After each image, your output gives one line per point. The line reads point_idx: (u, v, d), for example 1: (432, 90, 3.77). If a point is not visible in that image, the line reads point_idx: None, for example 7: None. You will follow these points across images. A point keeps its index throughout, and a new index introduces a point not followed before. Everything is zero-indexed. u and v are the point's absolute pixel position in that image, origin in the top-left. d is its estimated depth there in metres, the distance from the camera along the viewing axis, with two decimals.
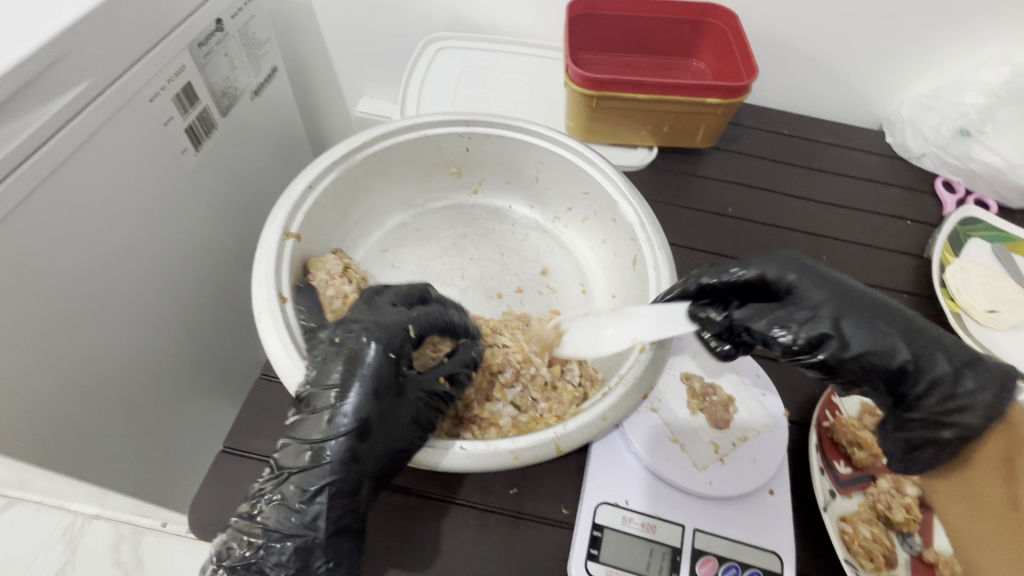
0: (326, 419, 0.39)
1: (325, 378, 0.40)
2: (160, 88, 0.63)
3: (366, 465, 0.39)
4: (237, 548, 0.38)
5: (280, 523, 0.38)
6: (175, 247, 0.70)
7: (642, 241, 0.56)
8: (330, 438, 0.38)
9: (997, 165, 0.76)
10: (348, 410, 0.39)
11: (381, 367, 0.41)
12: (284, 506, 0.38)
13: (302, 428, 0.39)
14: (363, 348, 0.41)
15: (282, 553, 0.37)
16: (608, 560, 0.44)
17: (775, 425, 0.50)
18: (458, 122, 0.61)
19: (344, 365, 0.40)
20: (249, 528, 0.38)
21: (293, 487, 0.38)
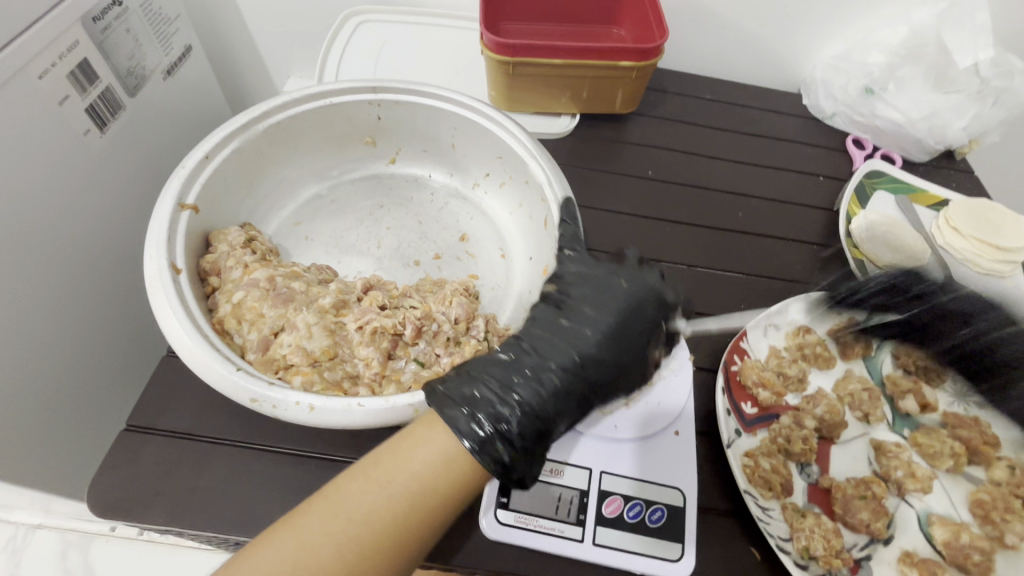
0: (596, 329, 0.44)
1: (601, 303, 0.46)
2: (49, 64, 0.60)
3: (597, 384, 0.43)
4: (481, 421, 0.37)
5: (531, 401, 0.40)
6: (82, 232, 0.67)
7: (551, 200, 0.57)
8: (596, 351, 0.43)
9: (898, 121, 0.80)
10: (604, 337, 0.44)
11: (648, 314, 0.46)
12: (542, 387, 0.41)
13: (542, 343, 0.43)
14: (621, 292, 0.47)
15: (514, 429, 0.38)
16: (518, 507, 0.45)
17: (679, 368, 0.53)
18: (366, 90, 0.61)
19: (609, 300, 0.46)
20: (474, 399, 0.38)
21: (537, 375, 0.41)
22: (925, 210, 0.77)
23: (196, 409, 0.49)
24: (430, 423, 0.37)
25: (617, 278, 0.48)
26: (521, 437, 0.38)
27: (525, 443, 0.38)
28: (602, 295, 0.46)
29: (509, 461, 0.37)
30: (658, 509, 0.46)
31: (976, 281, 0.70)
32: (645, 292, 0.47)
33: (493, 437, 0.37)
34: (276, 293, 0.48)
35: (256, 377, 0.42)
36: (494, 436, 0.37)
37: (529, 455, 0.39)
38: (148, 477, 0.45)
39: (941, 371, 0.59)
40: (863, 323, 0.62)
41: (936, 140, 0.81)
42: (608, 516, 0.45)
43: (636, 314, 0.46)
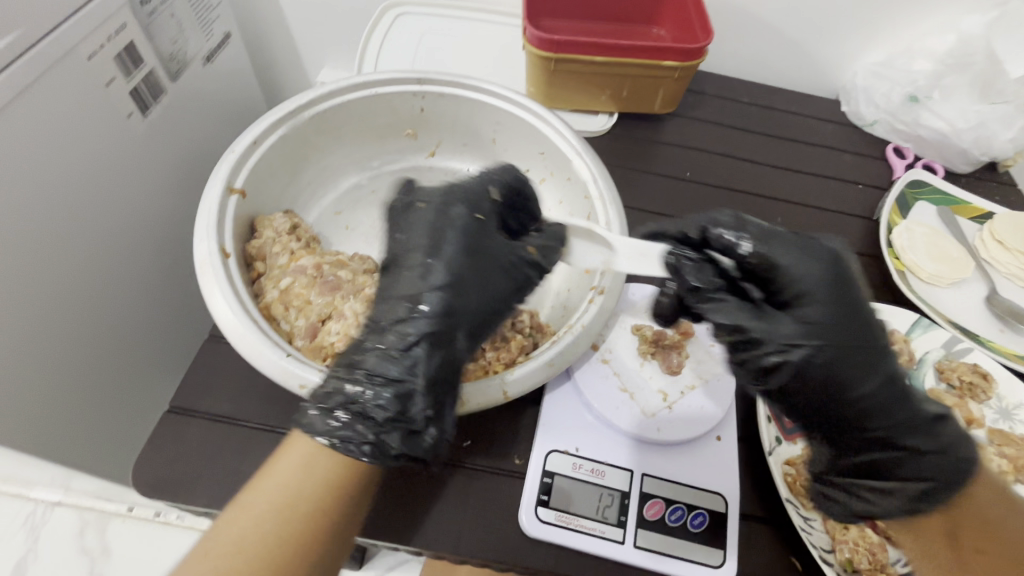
0: (421, 274, 0.41)
1: (418, 240, 0.42)
2: (99, 46, 0.60)
3: (447, 321, 0.40)
4: (337, 396, 0.38)
5: (377, 368, 0.38)
6: (124, 214, 0.67)
7: (595, 198, 0.56)
8: (427, 290, 0.40)
9: (943, 131, 0.79)
10: (438, 268, 0.41)
11: (461, 226, 0.43)
12: (389, 352, 0.38)
13: (380, 310, 0.41)
14: (446, 213, 0.43)
15: (382, 400, 0.37)
16: (558, 505, 0.45)
17: (722, 373, 0.52)
18: (412, 81, 0.61)
19: (436, 229, 0.42)
20: (327, 396, 0.38)
21: (393, 335, 0.39)
22: (968, 223, 0.75)
23: (237, 393, 0.49)
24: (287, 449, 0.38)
25: (429, 200, 0.44)
26: (378, 410, 0.37)
27: (390, 412, 0.37)
28: (419, 227, 0.43)
29: (376, 436, 0.37)
30: (700, 514, 0.45)
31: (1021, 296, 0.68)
32: (460, 204, 0.44)
33: (347, 423, 0.37)
34: (323, 281, 0.48)
35: (305, 363, 0.42)
36: (352, 422, 0.37)
37: (409, 418, 0.38)
38: (193, 458, 0.45)
39: (991, 384, 0.57)
40: (905, 335, 0.61)
41: (981, 151, 0.79)
42: (649, 518, 0.45)
43: (474, 243, 0.43)
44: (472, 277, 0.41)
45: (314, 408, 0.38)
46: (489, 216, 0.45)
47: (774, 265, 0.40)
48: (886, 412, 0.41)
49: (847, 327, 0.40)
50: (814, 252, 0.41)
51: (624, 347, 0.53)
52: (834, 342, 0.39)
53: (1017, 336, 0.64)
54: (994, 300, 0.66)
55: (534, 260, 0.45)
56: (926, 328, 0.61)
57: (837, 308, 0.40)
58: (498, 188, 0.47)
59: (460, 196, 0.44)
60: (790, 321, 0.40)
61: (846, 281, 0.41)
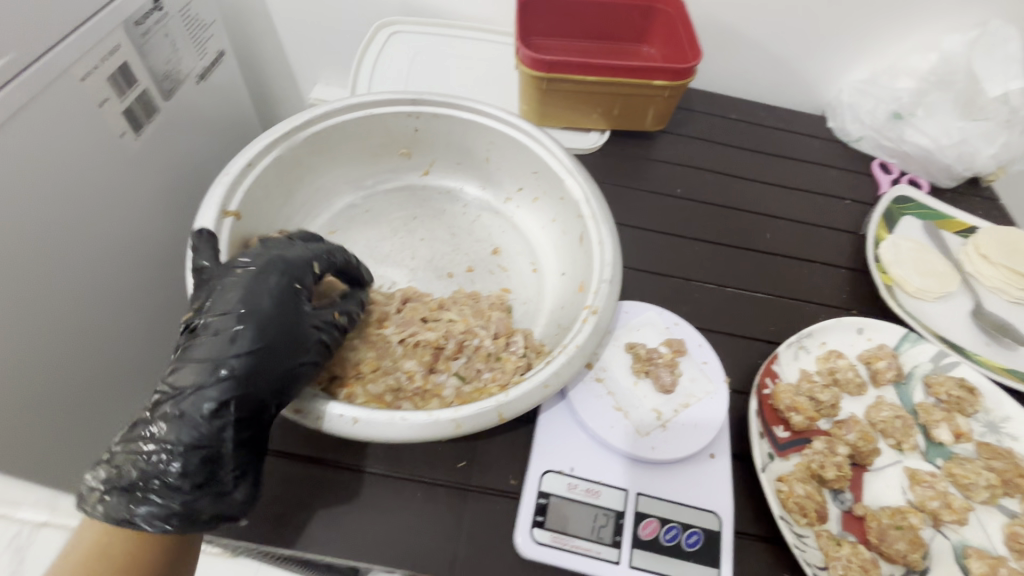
0: (226, 341, 0.39)
1: (227, 306, 0.40)
2: (93, 66, 0.60)
3: (251, 386, 0.39)
4: (133, 468, 0.37)
5: (181, 437, 0.37)
6: (115, 233, 0.67)
7: (588, 217, 0.57)
8: (232, 356, 0.38)
9: (927, 147, 0.80)
10: (244, 333, 0.39)
11: (278, 294, 0.42)
12: (192, 421, 0.37)
13: (174, 376, 0.38)
14: (259, 281, 0.42)
15: (183, 466, 0.37)
16: (553, 526, 0.45)
17: (716, 391, 0.52)
18: (405, 102, 0.61)
19: (261, 299, 0.41)
20: (118, 476, 0.38)
21: (191, 405, 0.37)
22: (953, 238, 0.77)
23: None
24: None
25: (244, 265, 0.43)
26: (183, 480, 0.37)
27: (195, 481, 0.38)
28: (233, 294, 0.41)
29: (182, 504, 0.38)
30: (694, 533, 0.46)
31: (1006, 310, 0.69)
32: (277, 274, 0.43)
33: (145, 500, 0.37)
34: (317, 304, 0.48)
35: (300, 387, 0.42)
36: (155, 493, 0.37)
37: (218, 483, 0.39)
38: None
39: (977, 399, 0.57)
40: (893, 349, 0.62)
41: (965, 166, 0.81)
42: (643, 538, 0.45)
43: (290, 311, 0.42)
44: (281, 345, 0.40)
45: (101, 488, 0.38)
46: (308, 287, 0.45)
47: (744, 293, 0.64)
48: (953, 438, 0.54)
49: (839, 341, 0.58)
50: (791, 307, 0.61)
51: (612, 364, 0.54)
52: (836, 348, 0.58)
53: (1003, 349, 0.66)
54: (980, 315, 0.67)
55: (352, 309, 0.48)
56: (914, 342, 0.62)
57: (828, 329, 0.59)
58: (322, 263, 0.47)
59: (278, 265, 0.44)
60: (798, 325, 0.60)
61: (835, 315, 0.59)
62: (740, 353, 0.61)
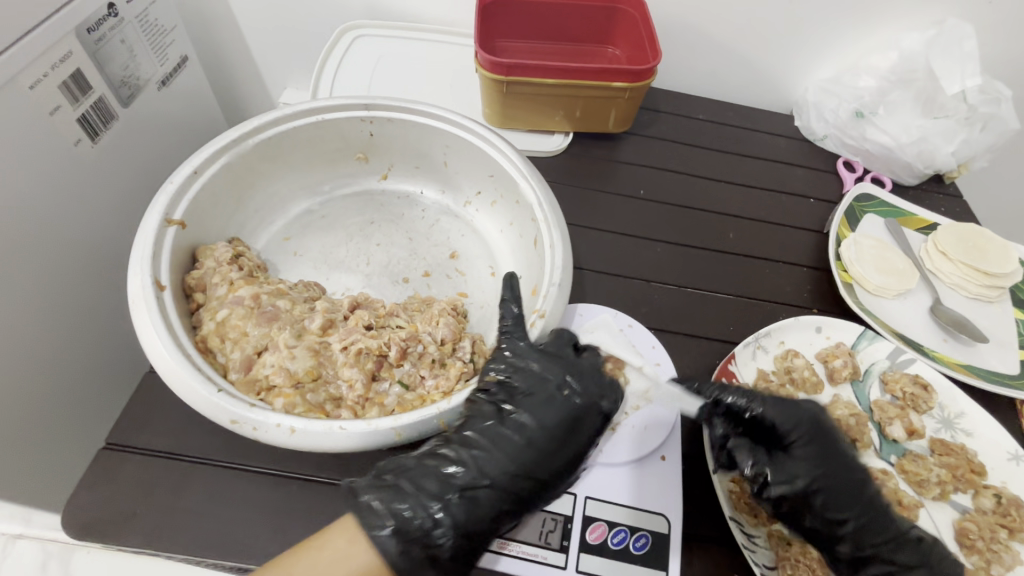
0: (537, 422, 0.45)
1: (542, 419, 0.45)
2: (42, 75, 0.59)
3: (532, 501, 0.43)
4: (436, 533, 0.39)
5: (461, 523, 0.40)
6: (71, 244, 0.66)
7: (540, 221, 0.57)
8: (524, 471, 0.43)
9: (887, 145, 0.81)
10: (543, 423, 0.45)
11: (590, 429, 0.46)
12: (471, 506, 0.41)
13: (479, 454, 0.43)
14: (579, 411, 0.45)
15: (441, 540, 0.39)
16: (500, 532, 0.45)
17: (666, 393, 0.54)
18: (358, 107, 0.61)
19: (553, 417, 0.45)
20: (410, 527, 0.39)
21: (493, 471, 0.42)
22: (914, 235, 0.77)
23: (175, 427, 0.48)
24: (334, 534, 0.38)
25: (562, 384, 0.46)
26: (450, 561, 0.39)
27: (456, 560, 0.40)
28: (547, 413, 0.45)
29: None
30: (642, 536, 0.46)
31: (964, 306, 0.70)
32: (599, 403, 0.46)
33: (410, 563, 0.38)
34: (261, 312, 0.48)
35: (237, 398, 0.42)
36: (424, 564, 0.38)
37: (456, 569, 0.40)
38: (127, 496, 0.44)
39: (932, 395, 0.58)
40: (851, 347, 0.62)
41: (925, 164, 0.81)
42: (591, 542, 0.45)
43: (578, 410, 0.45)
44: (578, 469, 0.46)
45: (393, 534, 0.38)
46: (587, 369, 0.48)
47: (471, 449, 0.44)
48: (875, 530, 0.45)
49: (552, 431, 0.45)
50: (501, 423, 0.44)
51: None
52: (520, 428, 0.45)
53: (959, 345, 0.66)
54: (937, 311, 0.68)
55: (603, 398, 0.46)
56: (871, 340, 0.62)
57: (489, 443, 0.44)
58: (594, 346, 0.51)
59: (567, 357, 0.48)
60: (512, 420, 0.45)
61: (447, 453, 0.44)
62: (698, 354, 0.62)
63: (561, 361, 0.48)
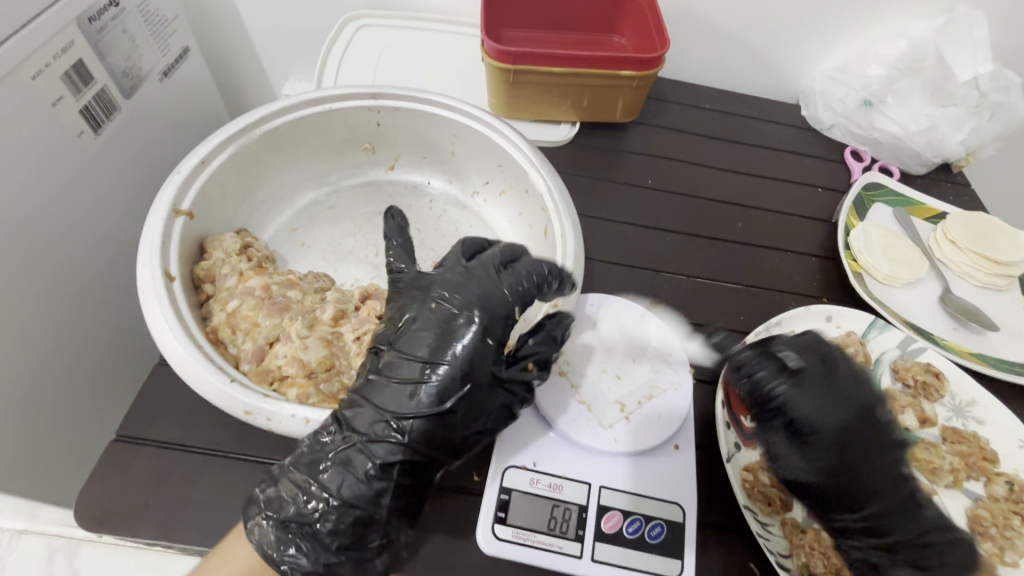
0: (424, 375, 0.41)
1: (417, 346, 0.43)
2: (44, 65, 0.58)
3: (428, 454, 0.41)
4: (314, 509, 0.39)
5: (341, 491, 0.40)
6: (75, 238, 0.65)
7: (551, 210, 0.57)
8: (406, 415, 0.40)
9: (896, 133, 0.81)
10: (434, 375, 0.41)
11: (483, 368, 0.43)
12: (347, 475, 0.40)
13: (359, 419, 0.41)
14: (452, 318, 0.43)
15: (327, 522, 0.39)
16: (515, 522, 0.45)
17: (680, 382, 0.53)
18: (366, 96, 0.60)
19: (423, 342, 0.43)
20: (284, 510, 0.39)
21: (372, 437, 0.41)
22: (923, 224, 0.77)
23: (186, 419, 0.48)
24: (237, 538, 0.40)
25: (429, 298, 0.45)
26: (331, 539, 0.40)
27: (341, 540, 0.40)
28: (423, 340, 0.43)
29: (329, 562, 0.39)
30: (657, 525, 0.45)
31: (974, 295, 0.70)
32: (477, 308, 0.44)
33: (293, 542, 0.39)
34: (272, 303, 0.47)
35: (251, 388, 0.42)
36: (301, 545, 0.39)
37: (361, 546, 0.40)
38: (140, 488, 0.44)
39: (943, 383, 0.58)
40: (862, 336, 0.62)
41: (934, 153, 0.81)
42: (607, 531, 0.45)
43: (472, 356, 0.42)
44: (482, 394, 0.43)
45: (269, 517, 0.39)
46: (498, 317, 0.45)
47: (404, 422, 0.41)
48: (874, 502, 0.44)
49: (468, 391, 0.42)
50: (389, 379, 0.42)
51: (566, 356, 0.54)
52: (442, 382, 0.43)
53: (970, 334, 0.66)
54: (947, 300, 0.67)
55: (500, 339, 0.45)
56: (881, 329, 0.62)
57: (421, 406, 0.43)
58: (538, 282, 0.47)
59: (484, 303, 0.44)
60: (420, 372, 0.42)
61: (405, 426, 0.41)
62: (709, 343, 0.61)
63: (435, 280, 0.46)
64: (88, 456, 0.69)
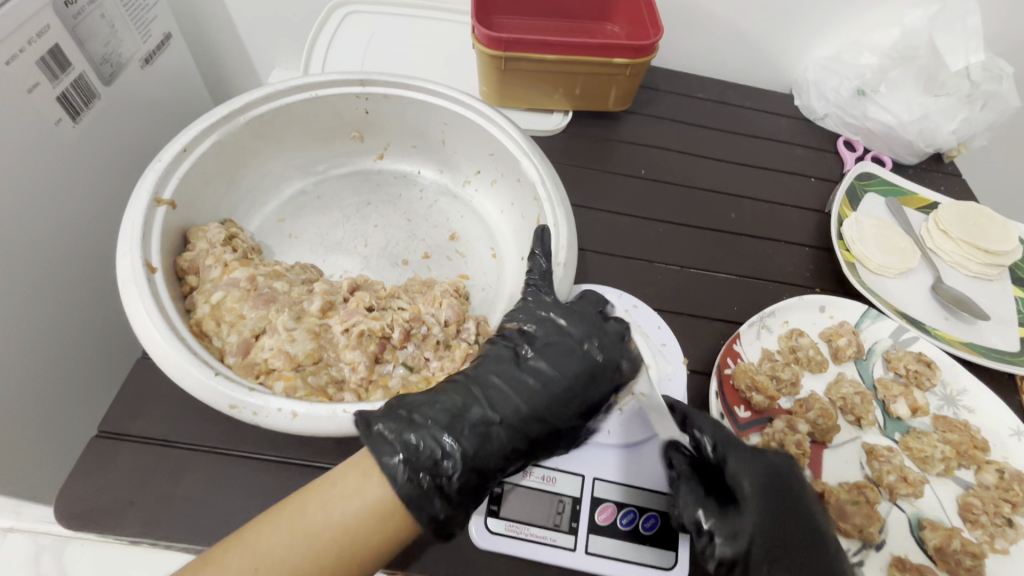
0: (563, 375, 0.44)
1: (563, 372, 0.44)
2: (19, 49, 0.56)
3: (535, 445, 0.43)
4: (446, 461, 0.38)
5: (474, 454, 0.39)
6: (55, 229, 0.63)
7: (543, 200, 0.56)
8: (546, 416, 0.43)
9: (889, 123, 0.80)
10: (566, 376, 0.44)
11: (604, 378, 0.45)
12: (482, 439, 0.40)
13: (493, 397, 0.42)
14: (602, 365, 0.46)
15: (454, 476, 0.38)
16: (508, 515, 0.44)
17: (673, 372, 0.53)
18: (353, 82, 0.59)
19: (570, 368, 0.44)
20: (417, 454, 0.37)
21: (503, 409, 0.42)
22: (914, 214, 0.77)
23: (170, 413, 0.47)
24: (367, 472, 0.36)
25: (580, 340, 0.46)
26: (456, 491, 0.38)
27: (464, 494, 0.38)
28: (566, 363, 0.45)
29: (444, 515, 0.37)
30: (652, 516, 0.45)
31: (964, 285, 0.70)
32: (618, 358, 0.46)
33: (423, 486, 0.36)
34: (257, 294, 0.46)
35: (236, 382, 0.41)
36: (433, 491, 0.37)
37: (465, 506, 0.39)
38: (123, 485, 0.43)
39: (935, 372, 0.58)
40: (854, 326, 0.62)
41: (926, 142, 0.81)
42: (601, 523, 0.45)
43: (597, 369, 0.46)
44: (595, 410, 0.45)
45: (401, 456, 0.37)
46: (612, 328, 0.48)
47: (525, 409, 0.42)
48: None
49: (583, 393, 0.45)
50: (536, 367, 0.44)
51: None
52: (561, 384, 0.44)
53: (961, 323, 0.66)
54: (939, 289, 0.68)
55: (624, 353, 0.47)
56: (874, 319, 0.62)
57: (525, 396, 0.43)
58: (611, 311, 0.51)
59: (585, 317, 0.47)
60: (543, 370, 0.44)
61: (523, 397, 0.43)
62: (702, 334, 0.61)
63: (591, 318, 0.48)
64: (71, 452, 0.68)
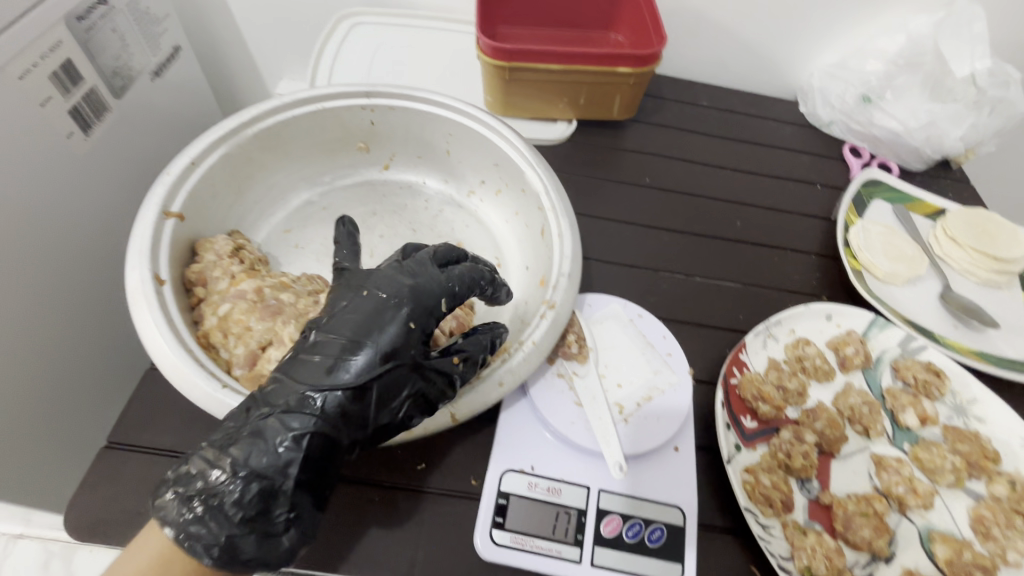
0: (343, 348, 0.41)
1: (344, 334, 0.41)
2: (32, 64, 0.57)
3: (339, 426, 0.39)
4: (212, 477, 0.37)
5: (248, 463, 0.37)
6: (65, 241, 0.64)
7: (547, 209, 0.57)
8: (325, 389, 0.39)
9: (895, 130, 0.80)
10: (356, 342, 0.41)
11: (392, 330, 0.42)
12: (258, 444, 0.38)
13: (276, 390, 0.40)
14: (381, 312, 0.42)
15: (233, 495, 0.36)
16: (514, 527, 0.44)
17: (679, 383, 0.52)
18: (358, 95, 0.59)
19: (349, 328, 0.42)
20: (188, 482, 0.37)
21: (281, 402, 0.39)
22: (922, 220, 0.76)
23: (178, 425, 0.47)
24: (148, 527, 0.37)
25: (368, 296, 0.43)
26: (235, 509, 0.36)
27: (247, 513, 0.36)
28: (354, 327, 0.42)
29: (227, 538, 0.36)
30: (658, 528, 0.45)
31: (974, 291, 0.69)
32: (403, 301, 0.43)
33: (196, 518, 0.36)
34: (264, 306, 0.47)
35: (243, 393, 0.41)
36: (205, 518, 0.36)
37: (268, 520, 0.37)
38: (132, 496, 0.43)
39: (943, 381, 0.57)
40: (861, 335, 0.61)
41: (933, 149, 0.80)
42: (606, 536, 0.44)
43: (381, 324, 0.42)
44: (401, 381, 0.41)
45: (172, 491, 0.37)
46: (414, 278, 0.45)
47: (308, 395, 0.39)
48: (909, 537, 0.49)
49: (376, 357, 0.41)
50: (313, 348, 0.41)
51: (509, 360, 0.47)
52: (355, 350, 0.41)
53: (971, 331, 0.65)
54: (948, 297, 0.67)
55: (445, 298, 0.45)
56: (882, 327, 0.62)
57: (310, 375, 0.40)
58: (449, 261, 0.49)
59: (394, 278, 0.44)
60: (325, 345, 0.41)
61: (311, 383, 0.40)
62: (708, 343, 0.61)
63: (374, 275, 0.45)
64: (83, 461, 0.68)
